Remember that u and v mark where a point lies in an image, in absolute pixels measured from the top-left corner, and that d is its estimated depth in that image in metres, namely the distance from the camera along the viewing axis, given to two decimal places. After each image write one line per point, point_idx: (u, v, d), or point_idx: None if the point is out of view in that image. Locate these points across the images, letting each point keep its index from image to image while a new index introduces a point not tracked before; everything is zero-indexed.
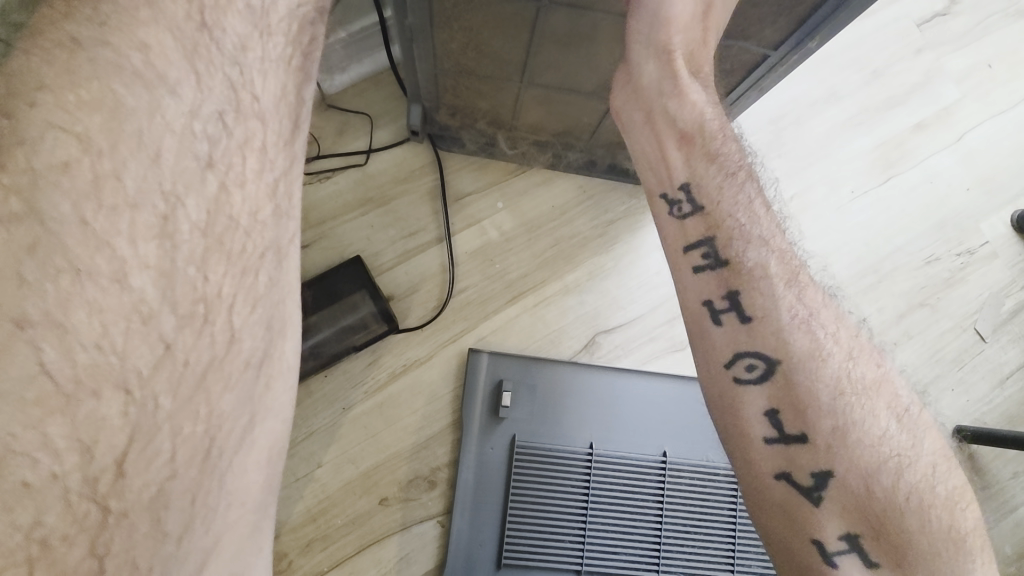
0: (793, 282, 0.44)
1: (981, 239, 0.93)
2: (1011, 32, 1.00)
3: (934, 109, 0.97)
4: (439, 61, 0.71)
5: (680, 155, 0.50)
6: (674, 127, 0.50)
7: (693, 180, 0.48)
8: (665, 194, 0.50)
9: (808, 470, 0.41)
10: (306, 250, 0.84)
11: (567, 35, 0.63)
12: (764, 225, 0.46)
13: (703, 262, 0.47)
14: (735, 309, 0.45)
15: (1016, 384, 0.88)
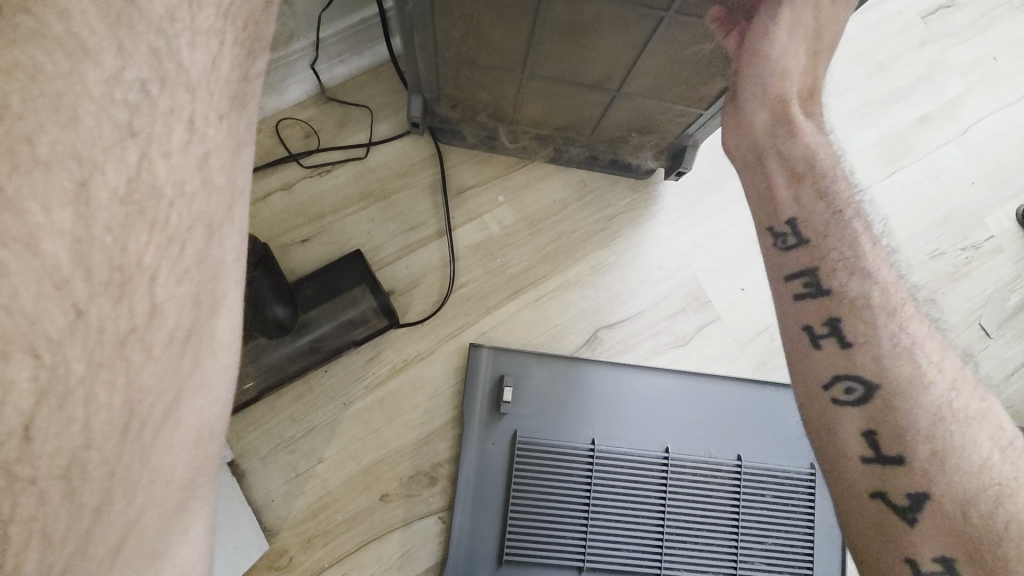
0: (896, 314, 0.45)
1: (986, 234, 0.92)
2: (1015, 24, 0.99)
3: (938, 103, 0.96)
4: (440, 52, 0.70)
5: (790, 193, 0.50)
6: (785, 166, 0.50)
7: (800, 216, 0.50)
8: (771, 227, 0.51)
9: (904, 490, 0.40)
10: (306, 244, 0.83)
11: (571, 25, 0.62)
12: (869, 258, 0.47)
13: (804, 290, 0.49)
14: (837, 335, 0.46)
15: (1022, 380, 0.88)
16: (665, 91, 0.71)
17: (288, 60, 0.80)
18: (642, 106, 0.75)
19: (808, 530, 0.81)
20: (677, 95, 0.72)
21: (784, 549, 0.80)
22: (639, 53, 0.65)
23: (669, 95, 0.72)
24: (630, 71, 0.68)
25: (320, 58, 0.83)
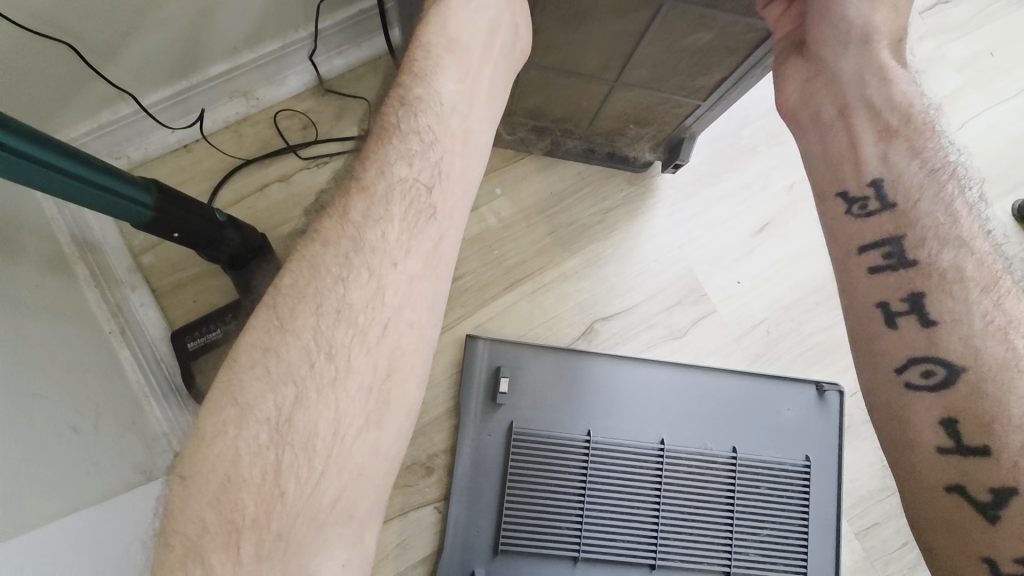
0: (991, 289, 0.45)
1: None
2: (1013, 21, 0.99)
3: (936, 97, 0.96)
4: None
5: (877, 148, 0.54)
6: (878, 121, 0.54)
7: (888, 176, 0.52)
8: (846, 192, 0.54)
9: (987, 485, 0.41)
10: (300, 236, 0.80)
11: (571, 10, 0.61)
12: (965, 225, 0.48)
13: (883, 261, 0.50)
14: (916, 312, 0.47)
15: None
16: (663, 81, 0.72)
17: (285, 50, 0.79)
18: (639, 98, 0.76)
19: (803, 523, 0.81)
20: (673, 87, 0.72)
21: (778, 542, 0.80)
22: (636, 41, 0.65)
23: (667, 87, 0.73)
24: (628, 61, 0.68)
25: (319, 50, 0.82)
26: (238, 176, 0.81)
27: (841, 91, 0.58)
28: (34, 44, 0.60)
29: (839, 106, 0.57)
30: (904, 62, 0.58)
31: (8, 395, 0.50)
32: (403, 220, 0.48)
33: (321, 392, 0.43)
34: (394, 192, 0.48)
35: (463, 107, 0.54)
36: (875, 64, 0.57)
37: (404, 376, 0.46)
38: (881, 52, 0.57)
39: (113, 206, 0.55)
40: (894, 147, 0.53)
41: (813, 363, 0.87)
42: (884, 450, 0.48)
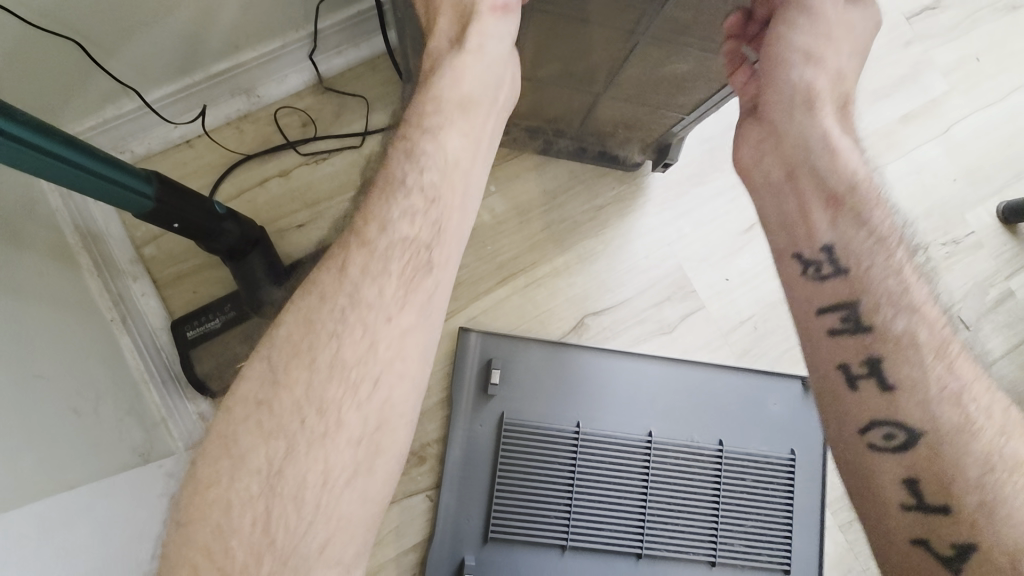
0: (943, 354, 0.47)
1: (966, 229, 0.95)
2: (998, 26, 1.01)
3: (923, 100, 0.98)
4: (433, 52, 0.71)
5: (826, 215, 0.56)
6: (823, 189, 0.57)
7: (838, 243, 0.54)
8: (801, 254, 0.56)
9: (950, 544, 0.42)
10: (301, 230, 0.83)
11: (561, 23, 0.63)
12: (915, 293, 0.50)
13: (839, 325, 0.52)
14: (875, 375, 0.48)
15: (998, 371, 0.91)
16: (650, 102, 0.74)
17: (284, 49, 0.81)
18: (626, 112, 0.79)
19: (787, 515, 0.83)
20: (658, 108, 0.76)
21: (762, 534, 0.82)
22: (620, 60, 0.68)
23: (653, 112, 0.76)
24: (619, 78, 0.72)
25: (319, 49, 0.84)
26: (239, 171, 0.83)
27: (784, 151, 0.60)
28: (37, 37, 0.62)
29: (784, 170, 0.60)
30: (846, 126, 0.61)
31: (11, 370, 0.52)
32: (402, 276, 0.50)
33: (309, 447, 0.45)
34: (399, 233, 0.51)
35: (466, 137, 0.57)
36: (826, 131, 0.59)
37: (390, 404, 0.49)
38: (824, 116, 0.60)
39: (118, 195, 0.57)
40: (841, 225, 0.55)
41: (798, 359, 0.89)
42: (853, 505, 0.49)
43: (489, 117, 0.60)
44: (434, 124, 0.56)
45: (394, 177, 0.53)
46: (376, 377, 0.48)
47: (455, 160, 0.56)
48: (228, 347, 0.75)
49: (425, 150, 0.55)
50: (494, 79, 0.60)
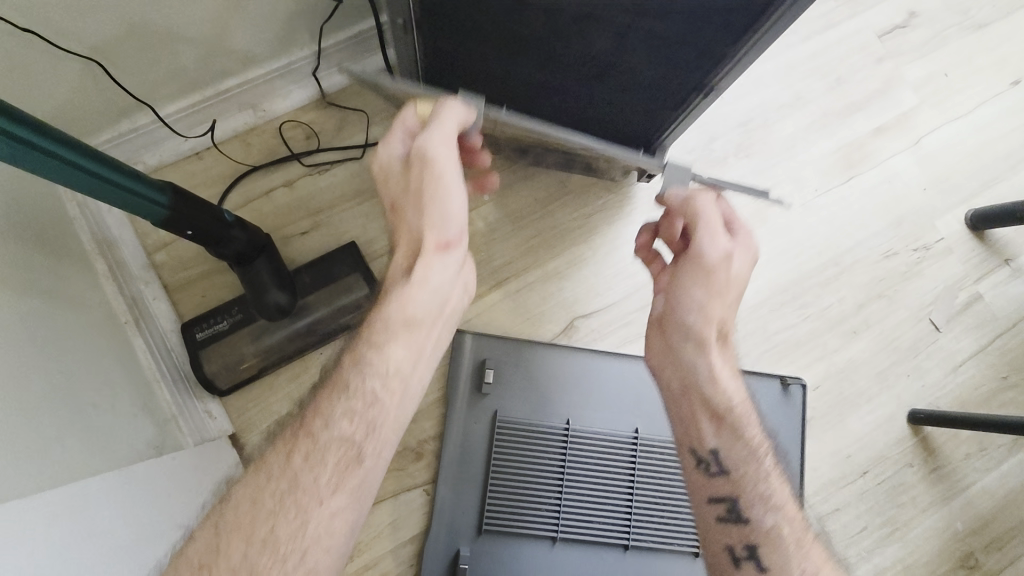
0: (800, 543, 0.56)
1: (937, 236, 1.00)
2: (965, 44, 1.07)
3: (894, 114, 1.03)
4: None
5: (714, 430, 0.61)
6: (709, 407, 0.61)
7: (722, 449, 0.60)
8: (694, 450, 0.61)
9: None
10: (305, 237, 0.87)
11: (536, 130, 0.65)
12: (776, 493, 0.59)
13: (725, 514, 0.59)
14: (753, 558, 0.56)
15: (968, 370, 0.96)
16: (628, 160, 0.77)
17: (289, 67, 0.86)
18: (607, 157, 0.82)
19: None
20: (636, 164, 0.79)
21: None
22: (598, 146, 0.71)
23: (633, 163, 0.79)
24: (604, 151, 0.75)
25: (321, 66, 0.89)
26: (245, 181, 0.87)
27: (682, 369, 0.62)
28: (58, 56, 0.66)
29: (681, 385, 0.62)
30: (732, 366, 0.63)
31: (41, 364, 0.57)
32: (336, 466, 0.51)
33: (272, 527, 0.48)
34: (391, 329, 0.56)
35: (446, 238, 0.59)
36: (706, 359, 0.61)
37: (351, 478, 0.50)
38: (711, 354, 0.61)
39: (135, 203, 0.61)
40: (724, 436, 0.60)
41: (778, 359, 0.94)
42: None
43: (437, 327, 0.58)
44: (382, 338, 0.55)
45: (342, 382, 0.54)
46: (301, 552, 0.48)
47: (397, 372, 0.55)
48: (235, 347, 0.79)
49: (370, 362, 0.54)
50: (439, 298, 0.57)
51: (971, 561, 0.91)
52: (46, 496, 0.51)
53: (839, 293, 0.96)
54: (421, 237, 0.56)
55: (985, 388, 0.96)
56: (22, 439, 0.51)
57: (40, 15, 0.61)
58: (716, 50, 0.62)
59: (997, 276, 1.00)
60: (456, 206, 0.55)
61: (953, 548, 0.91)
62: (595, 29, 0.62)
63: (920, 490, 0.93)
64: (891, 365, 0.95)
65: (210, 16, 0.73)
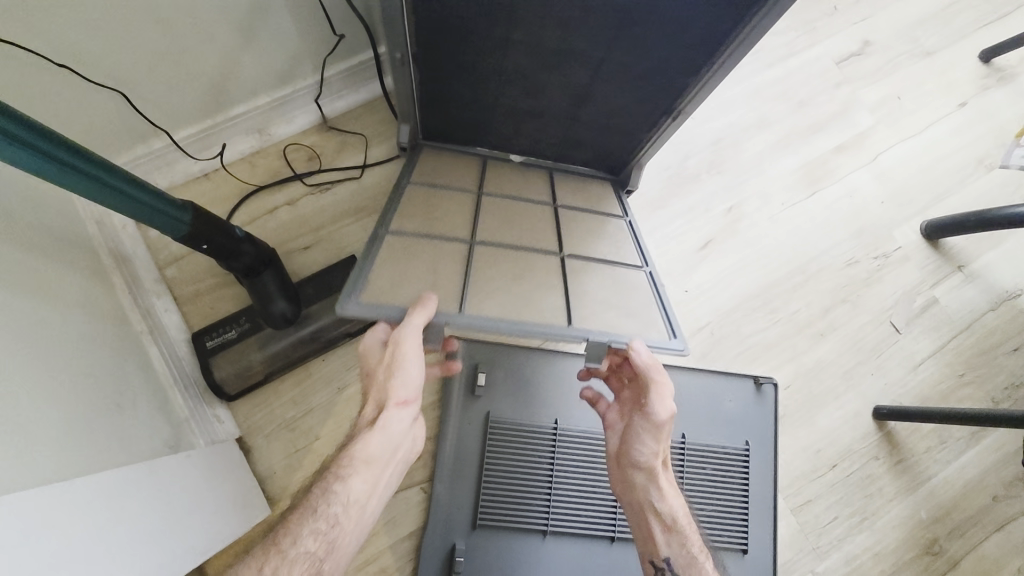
0: None
1: (894, 245, 1.08)
2: (915, 70, 1.17)
3: (852, 134, 1.12)
4: (406, 211, 0.74)
5: (667, 543, 0.71)
6: (663, 523, 0.71)
7: (674, 558, 0.71)
8: (653, 559, 0.72)
9: None
10: (307, 251, 0.93)
11: (501, 271, 0.70)
12: None
13: None
14: None
15: (927, 368, 1.04)
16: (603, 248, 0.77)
17: (294, 94, 0.92)
18: (583, 222, 0.81)
19: (744, 499, 0.93)
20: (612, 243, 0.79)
21: (723, 517, 0.92)
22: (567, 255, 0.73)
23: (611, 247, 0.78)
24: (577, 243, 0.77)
25: (323, 94, 0.96)
26: (252, 200, 0.93)
27: (639, 494, 0.72)
28: (85, 87, 0.72)
29: (638, 506, 0.73)
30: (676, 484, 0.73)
31: (75, 370, 0.63)
32: None
33: None
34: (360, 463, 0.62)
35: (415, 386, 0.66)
36: (657, 475, 0.71)
37: None
38: (661, 476, 0.71)
39: (160, 222, 0.66)
40: (674, 547, 0.71)
41: (750, 361, 1.00)
42: None
43: (388, 470, 0.64)
44: (346, 470, 0.61)
45: (311, 506, 0.59)
46: None
47: (358, 500, 0.61)
48: (243, 355, 0.84)
49: (335, 490, 0.60)
50: (394, 443, 0.64)
51: (935, 547, 0.97)
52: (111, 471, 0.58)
53: (806, 298, 1.04)
54: (385, 397, 0.63)
55: (943, 385, 1.03)
56: (67, 433, 0.57)
57: (72, 49, 0.67)
58: (681, 79, 0.70)
59: (950, 281, 1.08)
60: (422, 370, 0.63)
61: (918, 535, 0.97)
62: (572, 62, 0.69)
63: (886, 481, 0.99)
64: (855, 365, 1.02)
65: (224, 47, 0.79)
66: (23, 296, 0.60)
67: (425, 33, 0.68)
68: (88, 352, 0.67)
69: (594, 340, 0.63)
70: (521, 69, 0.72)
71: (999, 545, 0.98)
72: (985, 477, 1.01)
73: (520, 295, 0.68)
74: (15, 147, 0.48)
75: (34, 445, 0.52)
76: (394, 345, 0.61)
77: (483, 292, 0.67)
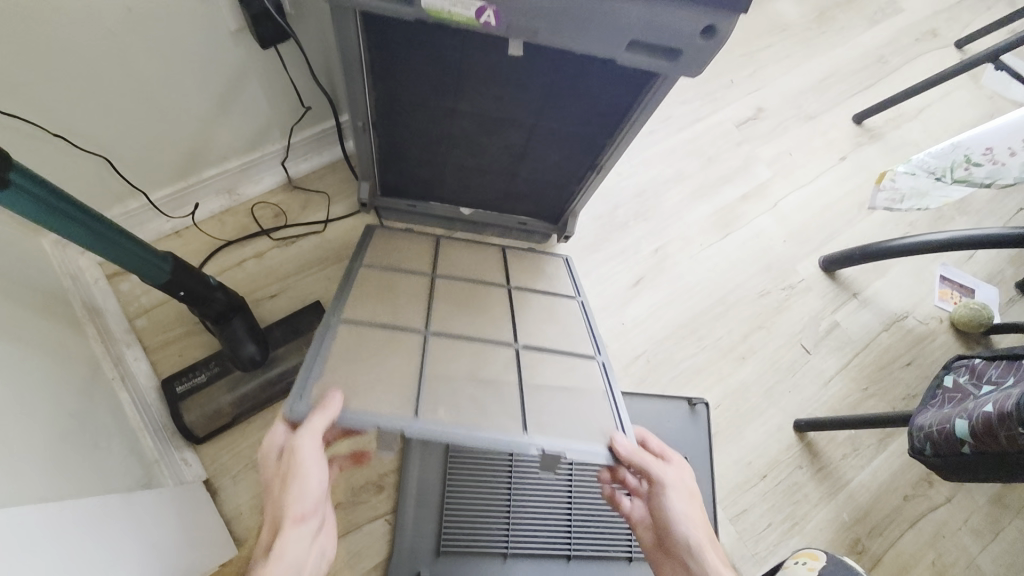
0: None
1: (798, 277, 1.25)
2: (801, 130, 1.39)
3: (753, 185, 1.31)
4: (360, 303, 0.78)
5: None
6: None
7: None
8: None
9: None
10: (273, 299, 1.00)
11: (460, 365, 0.73)
12: None
13: None
14: None
15: (837, 384, 1.18)
16: (553, 334, 0.84)
17: (263, 158, 1.02)
18: (534, 304, 0.88)
19: None
20: (559, 325, 0.86)
21: None
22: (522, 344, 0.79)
23: (560, 334, 0.85)
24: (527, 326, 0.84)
25: (289, 158, 1.06)
26: (221, 253, 1.00)
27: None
28: (72, 153, 0.79)
29: None
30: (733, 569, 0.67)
31: (57, 410, 0.68)
32: None
33: None
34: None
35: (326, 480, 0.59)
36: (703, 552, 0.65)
37: None
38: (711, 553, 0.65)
39: (146, 272, 0.73)
40: None
41: (683, 384, 1.12)
42: None
43: None
44: None
45: None
46: None
47: None
48: (212, 398, 0.89)
49: None
50: (298, 566, 0.53)
51: (859, 546, 1.07)
52: (95, 501, 0.62)
53: (726, 327, 1.18)
54: (281, 514, 0.53)
55: (852, 397, 1.17)
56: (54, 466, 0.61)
57: (59, 117, 0.75)
58: (600, 141, 0.84)
59: (848, 306, 1.25)
60: (315, 482, 0.54)
61: (842, 536, 1.07)
62: (509, 128, 0.82)
63: (810, 487, 1.10)
64: (773, 383, 1.15)
65: (201, 115, 0.88)
66: (13, 341, 0.65)
67: (384, 105, 0.80)
68: (67, 395, 0.71)
69: (549, 451, 0.64)
70: (466, 135, 0.85)
71: (913, 541, 1.09)
72: (894, 479, 1.14)
73: (478, 379, 0.71)
74: (38, 207, 0.55)
75: (26, 478, 0.55)
76: (293, 445, 0.55)
77: (440, 371, 0.71)
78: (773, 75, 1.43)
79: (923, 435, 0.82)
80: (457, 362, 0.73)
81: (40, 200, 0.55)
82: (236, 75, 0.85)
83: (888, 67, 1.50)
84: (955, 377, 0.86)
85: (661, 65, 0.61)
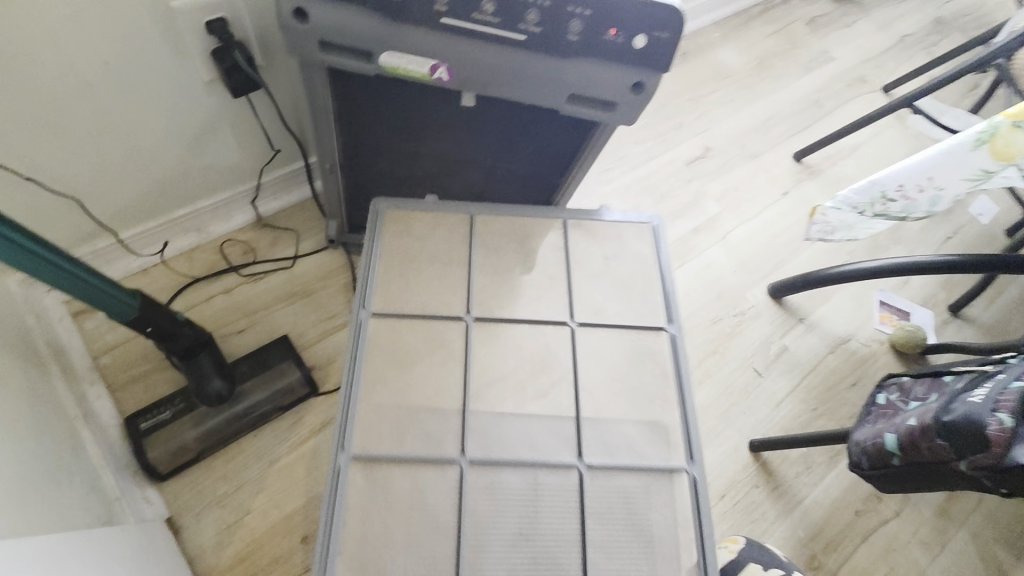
0: None
1: (748, 304, 1.32)
2: (746, 168, 1.49)
3: (703, 218, 1.40)
4: (384, 427, 0.69)
5: None
6: None
7: None
8: None
9: None
10: (240, 334, 1.02)
11: (507, 520, 0.66)
12: None
13: None
14: None
15: (788, 405, 1.24)
16: (613, 416, 0.73)
17: (231, 198, 1.05)
18: (601, 368, 0.76)
19: None
20: (640, 426, 0.73)
21: None
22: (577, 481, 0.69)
23: (629, 428, 0.73)
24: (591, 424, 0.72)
25: (259, 197, 1.09)
26: (188, 290, 1.02)
27: None
28: (41, 194, 0.82)
29: None
30: None
31: (17, 446, 0.68)
32: None
33: None
34: None
35: None
36: None
37: None
38: None
39: (114, 309, 0.75)
40: None
41: None
42: None
43: None
44: None
45: None
46: None
47: None
48: (177, 434, 0.89)
49: None
50: None
51: (815, 561, 1.11)
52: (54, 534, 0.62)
53: None
54: None
55: (802, 417, 1.23)
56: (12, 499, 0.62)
57: (32, 161, 0.78)
58: (555, 179, 0.90)
59: (795, 331, 1.33)
60: None
61: (800, 553, 1.11)
62: (469, 168, 0.88)
63: (767, 506, 1.14)
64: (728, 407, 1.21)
65: (173, 159, 0.91)
66: None
67: (350, 149, 0.85)
68: (28, 431, 0.72)
69: None
70: (430, 174, 0.89)
71: (866, 555, 1.13)
72: (847, 495, 1.18)
73: (525, 544, 0.65)
74: (8, 247, 0.58)
75: None
76: None
77: (482, 542, 0.64)
78: (718, 117, 1.54)
79: (860, 450, 0.88)
80: (501, 514, 0.66)
81: (11, 242, 0.58)
82: (207, 121, 0.89)
83: (823, 110, 1.63)
84: (887, 395, 0.92)
85: (598, 115, 0.68)
